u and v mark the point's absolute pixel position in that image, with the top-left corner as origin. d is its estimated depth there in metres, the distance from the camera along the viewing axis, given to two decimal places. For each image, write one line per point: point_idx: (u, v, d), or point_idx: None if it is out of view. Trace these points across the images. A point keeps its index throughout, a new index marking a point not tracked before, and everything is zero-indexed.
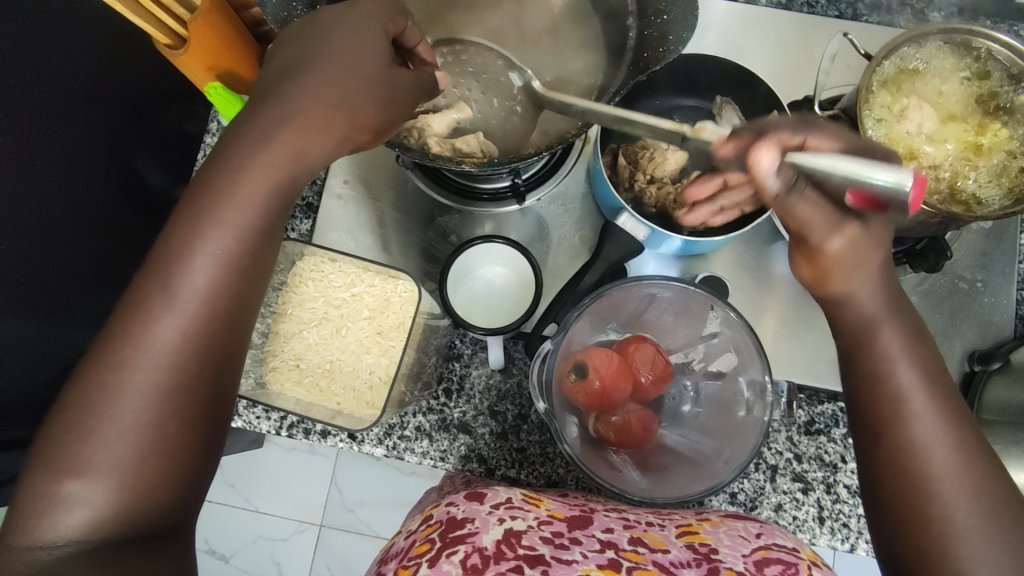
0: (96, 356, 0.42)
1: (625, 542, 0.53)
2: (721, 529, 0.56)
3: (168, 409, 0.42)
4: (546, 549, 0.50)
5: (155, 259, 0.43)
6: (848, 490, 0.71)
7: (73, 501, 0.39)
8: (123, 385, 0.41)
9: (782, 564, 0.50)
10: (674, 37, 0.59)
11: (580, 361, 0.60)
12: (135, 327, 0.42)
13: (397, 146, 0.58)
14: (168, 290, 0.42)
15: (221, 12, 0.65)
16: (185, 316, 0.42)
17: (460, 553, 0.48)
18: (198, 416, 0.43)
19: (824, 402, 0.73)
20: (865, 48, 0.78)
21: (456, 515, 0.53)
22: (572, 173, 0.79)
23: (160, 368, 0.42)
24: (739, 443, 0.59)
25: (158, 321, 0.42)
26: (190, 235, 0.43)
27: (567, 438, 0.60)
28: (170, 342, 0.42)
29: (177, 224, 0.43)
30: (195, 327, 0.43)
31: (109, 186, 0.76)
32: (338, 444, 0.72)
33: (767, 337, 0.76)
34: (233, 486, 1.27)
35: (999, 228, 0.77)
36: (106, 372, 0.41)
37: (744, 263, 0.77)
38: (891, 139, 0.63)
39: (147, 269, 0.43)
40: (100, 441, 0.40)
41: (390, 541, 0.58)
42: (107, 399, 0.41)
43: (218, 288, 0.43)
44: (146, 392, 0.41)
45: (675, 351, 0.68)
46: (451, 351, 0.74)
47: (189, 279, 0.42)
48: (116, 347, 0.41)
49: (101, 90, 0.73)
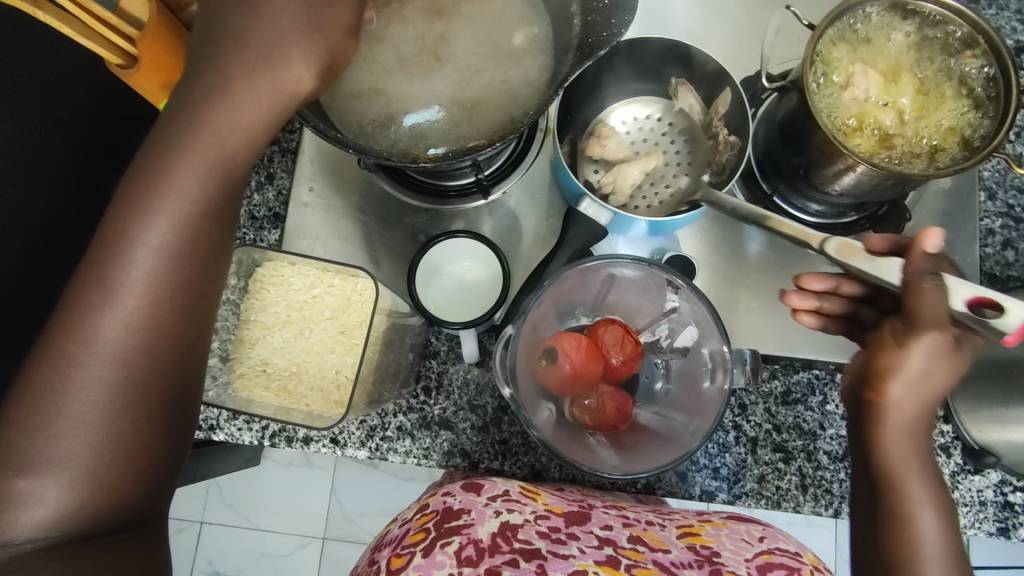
0: (43, 350, 0.42)
1: (624, 540, 0.55)
2: (724, 531, 0.58)
3: (119, 403, 0.43)
4: (543, 544, 0.52)
5: (89, 259, 0.44)
6: (829, 457, 0.72)
7: (25, 501, 0.40)
8: (69, 380, 0.42)
9: (785, 568, 0.52)
10: (616, 20, 0.61)
11: (551, 346, 0.62)
12: (75, 323, 0.43)
13: (351, 145, 0.58)
14: (109, 288, 0.43)
15: (171, 30, 0.65)
16: (125, 310, 0.43)
17: (455, 544, 0.51)
18: (152, 411, 0.44)
19: (799, 371, 0.74)
20: (811, 20, 0.79)
21: (452, 505, 0.55)
22: (536, 164, 0.80)
23: (107, 362, 0.43)
24: (705, 413, 0.60)
25: (106, 317, 0.43)
26: (121, 229, 0.44)
27: (538, 421, 0.60)
28: (122, 335, 0.43)
29: (126, 219, 0.44)
30: (141, 320, 0.44)
31: (74, 210, 0.77)
32: (321, 449, 0.73)
33: (740, 313, 0.76)
34: (234, 506, 1.27)
35: (958, 187, 0.77)
36: (50, 371, 0.42)
37: (713, 241, 0.78)
38: (838, 107, 0.65)
39: (92, 268, 0.44)
40: (48, 438, 0.41)
41: (384, 530, 0.60)
42: (51, 398, 0.41)
43: (165, 275, 0.45)
44: (95, 386, 0.42)
45: (643, 331, 0.68)
46: (428, 349, 0.74)
47: (126, 275, 0.44)
48: (58, 343, 0.42)
49: (63, 115, 0.75)
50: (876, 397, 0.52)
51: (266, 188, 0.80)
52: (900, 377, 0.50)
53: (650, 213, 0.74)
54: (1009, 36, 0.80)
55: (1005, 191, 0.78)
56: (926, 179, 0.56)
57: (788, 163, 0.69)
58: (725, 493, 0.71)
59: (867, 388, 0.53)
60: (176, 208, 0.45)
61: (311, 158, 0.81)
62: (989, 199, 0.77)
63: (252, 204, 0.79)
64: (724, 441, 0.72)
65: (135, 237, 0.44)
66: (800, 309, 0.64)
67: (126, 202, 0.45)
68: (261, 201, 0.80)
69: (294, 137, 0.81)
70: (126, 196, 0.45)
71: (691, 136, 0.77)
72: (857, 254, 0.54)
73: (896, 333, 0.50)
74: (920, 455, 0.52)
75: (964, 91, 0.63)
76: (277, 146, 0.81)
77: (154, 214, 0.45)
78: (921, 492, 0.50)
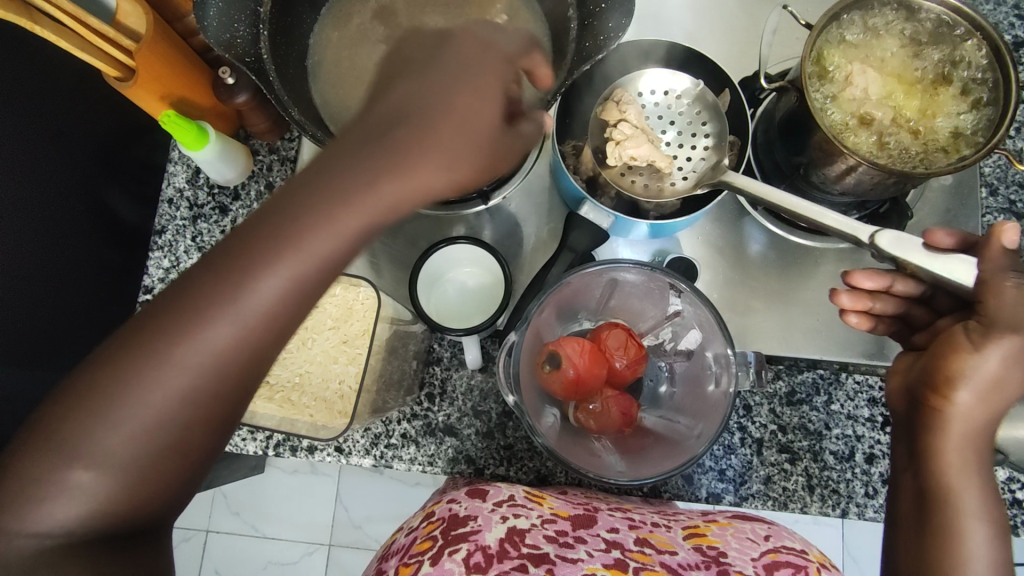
0: (121, 342, 0.39)
1: (632, 543, 0.55)
2: (730, 531, 0.58)
3: (178, 422, 0.39)
4: (550, 548, 0.52)
5: (250, 245, 0.40)
6: (835, 456, 0.71)
7: (54, 495, 0.37)
8: (140, 385, 0.38)
9: (792, 567, 0.52)
10: (613, 24, 0.60)
11: (552, 351, 0.60)
12: (182, 324, 0.39)
13: (353, 156, 0.57)
14: (220, 303, 0.39)
15: (167, 43, 0.66)
16: (236, 327, 0.39)
17: (463, 552, 0.51)
18: (208, 430, 0.41)
19: (803, 371, 0.74)
20: (807, 19, 0.79)
21: (458, 512, 0.55)
22: (536, 169, 0.80)
23: (184, 381, 0.39)
24: (709, 417, 0.60)
25: (201, 336, 0.39)
26: (287, 241, 0.40)
27: (545, 425, 0.61)
28: (206, 359, 0.39)
29: (257, 223, 0.40)
30: (233, 349, 0.40)
31: (84, 227, 0.77)
32: (326, 458, 0.73)
33: (743, 313, 0.76)
34: (240, 514, 1.27)
35: (959, 183, 0.77)
36: (133, 364, 0.38)
37: (713, 241, 0.78)
38: (838, 106, 0.64)
39: (211, 274, 0.39)
40: (106, 437, 0.38)
41: (392, 538, 0.60)
42: (127, 393, 0.38)
43: (269, 313, 0.40)
44: (162, 399, 0.39)
45: (646, 335, 0.68)
46: (430, 355, 0.74)
47: (262, 288, 0.39)
48: (160, 340, 0.38)
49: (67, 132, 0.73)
50: (944, 402, 0.51)
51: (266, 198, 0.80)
52: (969, 382, 0.50)
53: (640, 194, 0.71)
54: (1007, 31, 0.80)
55: (1006, 186, 0.77)
56: (929, 176, 0.56)
57: (788, 161, 0.69)
58: (731, 495, 0.71)
59: (932, 392, 0.52)
60: (315, 249, 0.40)
61: None
62: (990, 195, 0.77)
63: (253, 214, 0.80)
64: (730, 442, 0.72)
65: (281, 259, 0.39)
66: (848, 309, 0.63)
67: (291, 218, 0.40)
68: None
69: (295, 145, 0.81)
70: (301, 196, 0.40)
71: (714, 117, 0.72)
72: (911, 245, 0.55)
73: (971, 334, 0.51)
74: (980, 468, 0.51)
75: (963, 89, 0.63)
76: (276, 155, 0.81)
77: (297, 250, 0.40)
78: (975, 505, 0.49)
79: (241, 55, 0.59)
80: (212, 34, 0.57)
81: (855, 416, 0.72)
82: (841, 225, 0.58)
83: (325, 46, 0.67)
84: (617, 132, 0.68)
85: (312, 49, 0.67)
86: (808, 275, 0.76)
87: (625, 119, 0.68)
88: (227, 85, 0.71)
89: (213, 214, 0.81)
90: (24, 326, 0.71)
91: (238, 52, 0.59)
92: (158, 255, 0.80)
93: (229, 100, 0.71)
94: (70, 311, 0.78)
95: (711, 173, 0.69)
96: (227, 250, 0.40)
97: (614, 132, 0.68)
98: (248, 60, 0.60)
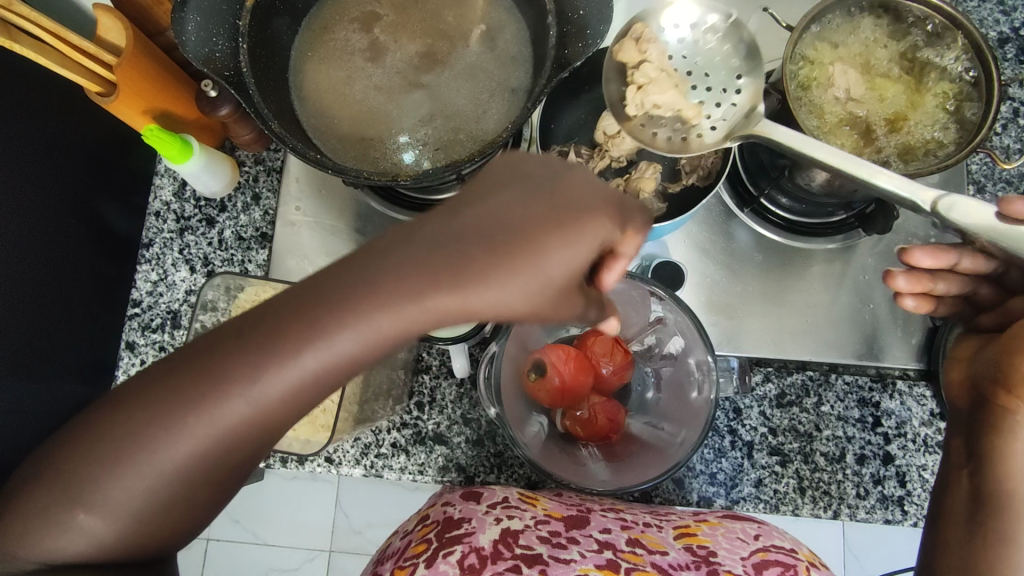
0: (143, 395, 0.38)
1: (623, 543, 0.55)
2: (720, 531, 0.57)
3: (193, 477, 0.39)
4: (543, 549, 0.52)
5: (342, 299, 0.37)
6: (825, 458, 0.71)
7: (74, 528, 0.38)
8: (162, 439, 0.38)
9: (781, 565, 0.52)
10: (592, 31, 0.59)
11: (538, 359, 0.61)
12: (255, 361, 0.37)
13: (333, 167, 0.56)
14: (243, 382, 0.37)
15: (146, 57, 0.66)
16: (298, 375, 0.37)
17: (457, 553, 0.50)
18: (222, 468, 0.40)
19: (793, 372, 0.74)
20: (788, 21, 0.79)
21: (453, 514, 0.55)
22: None
23: (201, 445, 0.38)
24: (692, 423, 0.60)
25: (223, 411, 0.38)
26: (318, 324, 0.37)
27: (529, 433, 0.61)
28: (227, 429, 0.38)
29: (344, 289, 0.37)
30: (255, 423, 0.39)
31: (78, 238, 0.76)
32: (316, 468, 0.72)
33: (734, 318, 0.75)
34: (240, 522, 1.26)
35: (947, 182, 0.77)
36: (188, 392, 0.38)
37: (699, 245, 0.77)
38: (819, 109, 0.64)
39: (240, 349, 0.37)
40: (137, 463, 0.38)
41: (385, 542, 0.60)
42: (174, 416, 0.38)
43: (292, 399, 0.38)
44: (180, 458, 0.38)
45: (633, 341, 0.68)
46: (419, 364, 0.74)
47: (332, 346, 0.37)
48: (219, 370, 0.37)
49: (58, 145, 0.73)
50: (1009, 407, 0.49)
51: (253, 209, 0.81)
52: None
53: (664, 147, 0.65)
54: (992, 28, 0.79)
55: (994, 184, 0.77)
56: (914, 178, 0.56)
57: (772, 164, 0.69)
58: (723, 498, 0.71)
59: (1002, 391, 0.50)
60: (343, 348, 0.37)
61: (297, 177, 0.81)
62: (978, 193, 0.77)
63: (239, 225, 0.80)
64: (719, 446, 0.72)
65: (306, 348, 0.37)
66: (906, 292, 0.60)
67: (330, 304, 0.37)
68: (248, 221, 0.80)
69: (280, 156, 0.81)
70: (341, 278, 0.37)
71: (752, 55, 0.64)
72: (969, 211, 0.51)
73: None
74: None
75: (947, 86, 0.62)
76: (261, 166, 0.81)
77: (325, 345, 0.37)
78: None
79: (220, 68, 0.58)
80: (190, 49, 0.57)
81: (846, 417, 0.72)
82: (897, 182, 0.53)
83: (308, 58, 0.67)
84: (639, 74, 0.63)
85: (294, 62, 0.67)
86: (799, 276, 0.76)
87: (647, 61, 0.63)
88: (209, 98, 0.70)
89: (200, 226, 0.81)
90: (25, 342, 0.70)
91: (218, 66, 0.58)
92: (147, 268, 0.81)
93: (213, 112, 0.71)
94: (74, 325, 0.76)
95: (742, 122, 0.62)
96: (265, 315, 0.38)
97: (636, 73, 0.63)
98: (228, 74, 0.59)
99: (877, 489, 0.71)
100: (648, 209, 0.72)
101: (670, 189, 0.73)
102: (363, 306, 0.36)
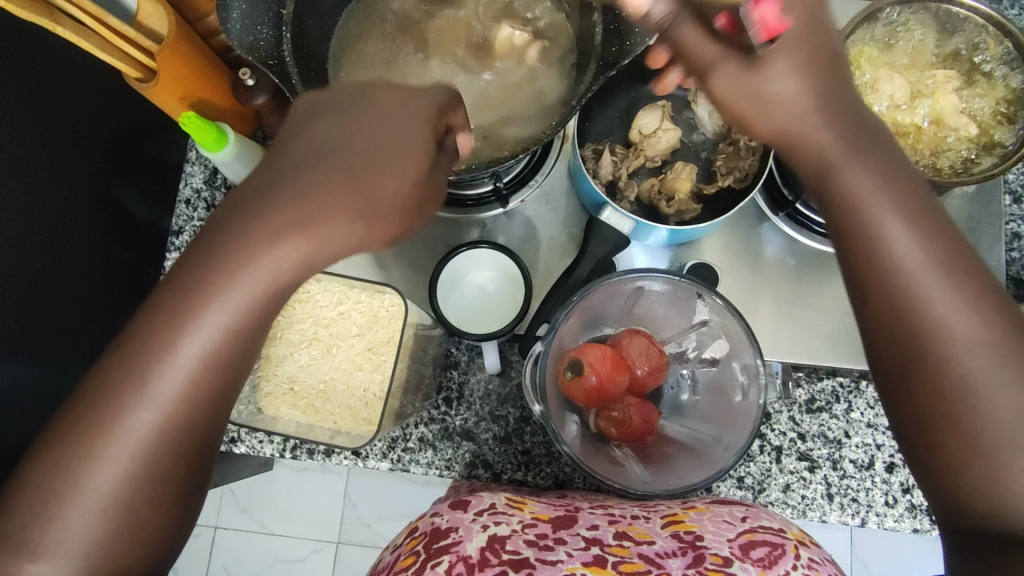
0: (74, 446, 0.39)
1: (610, 538, 0.52)
2: (706, 514, 0.55)
3: (129, 497, 0.40)
4: (529, 553, 0.50)
5: (204, 276, 0.40)
6: (855, 465, 0.71)
7: None
8: (82, 469, 0.39)
9: (768, 545, 0.51)
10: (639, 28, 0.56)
11: (574, 358, 0.60)
12: (144, 362, 0.39)
13: None
14: (136, 388, 0.39)
15: (186, 44, 0.66)
16: (186, 360, 0.40)
17: (445, 564, 0.48)
18: (165, 475, 0.41)
19: (823, 378, 0.73)
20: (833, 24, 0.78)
21: (440, 525, 0.53)
22: (554, 171, 0.77)
23: (122, 465, 0.40)
24: (736, 427, 0.60)
25: (129, 423, 0.39)
26: (178, 319, 0.40)
27: (568, 434, 0.61)
28: (140, 441, 0.40)
29: (207, 280, 0.40)
30: (169, 426, 0.41)
31: (97, 223, 0.76)
32: (342, 460, 0.72)
33: (761, 322, 0.75)
34: (248, 511, 1.27)
35: (983, 191, 0.76)
36: (89, 413, 0.39)
37: (734, 247, 0.77)
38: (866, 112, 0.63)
39: (115, 360, 0.39)
40: (76, 493, 0.39)
41: (377, 559, 0.58)
42: (86, 440, 0.39)
43: (189, 392, 0.41)
44: (106, 484, 0.39)
45: (669, 342, 0.68)
46: (448, 359, 0.74)
47: (210, 322, 0.40)
48: (112, 384, 0.39)
49: (79, 129, 0.72)
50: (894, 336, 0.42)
51: None
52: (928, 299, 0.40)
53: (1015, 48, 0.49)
54: None
55: None
56: (953, 186, 0.56)
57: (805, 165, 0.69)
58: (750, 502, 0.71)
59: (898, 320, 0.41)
60: (217, 321, 0.40)
61: None
62: (1014, 203, 0.76)
63: None
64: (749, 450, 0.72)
65: (180, 339, 0.40)
66: None
67: (188, 295, 0.40)
68: None
69: None
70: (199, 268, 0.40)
71: None
72: None
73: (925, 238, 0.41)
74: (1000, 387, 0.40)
75: (1005, 95, 0.62)
76: None
77: (197, 326, 0.40)
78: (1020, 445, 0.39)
79: (264, 58, 0.58)
80: (234, 36, 0.56)
81: (875, 425, 0.72)
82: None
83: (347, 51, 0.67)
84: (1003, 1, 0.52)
85: (333, 56, 0.67)
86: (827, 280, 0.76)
87: None
88: (246, 86, 0.70)
89: None
90: (43, 326, 0.70)
91: (262, 56, 0.58)
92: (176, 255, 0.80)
93: (249, 101, 0.71)
94: (87, 311, 0.76)
95: None
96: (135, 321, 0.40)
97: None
98: (270, 63, 0.58)
99: (906, 498, 0.70)
100: (684, 210, 0.71)
101: (705, 191, 0.73)
102: (217, 282, 0.40)
